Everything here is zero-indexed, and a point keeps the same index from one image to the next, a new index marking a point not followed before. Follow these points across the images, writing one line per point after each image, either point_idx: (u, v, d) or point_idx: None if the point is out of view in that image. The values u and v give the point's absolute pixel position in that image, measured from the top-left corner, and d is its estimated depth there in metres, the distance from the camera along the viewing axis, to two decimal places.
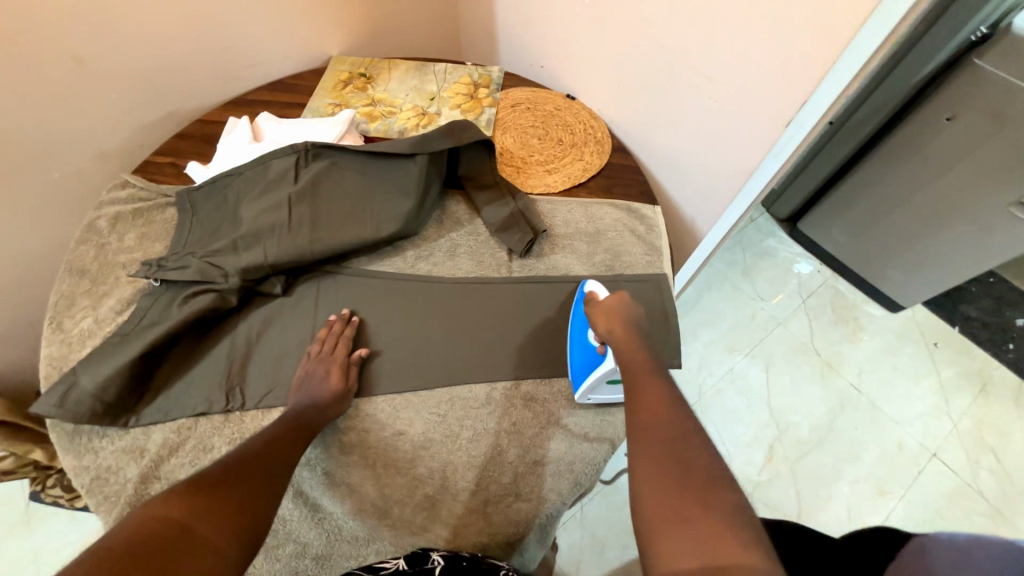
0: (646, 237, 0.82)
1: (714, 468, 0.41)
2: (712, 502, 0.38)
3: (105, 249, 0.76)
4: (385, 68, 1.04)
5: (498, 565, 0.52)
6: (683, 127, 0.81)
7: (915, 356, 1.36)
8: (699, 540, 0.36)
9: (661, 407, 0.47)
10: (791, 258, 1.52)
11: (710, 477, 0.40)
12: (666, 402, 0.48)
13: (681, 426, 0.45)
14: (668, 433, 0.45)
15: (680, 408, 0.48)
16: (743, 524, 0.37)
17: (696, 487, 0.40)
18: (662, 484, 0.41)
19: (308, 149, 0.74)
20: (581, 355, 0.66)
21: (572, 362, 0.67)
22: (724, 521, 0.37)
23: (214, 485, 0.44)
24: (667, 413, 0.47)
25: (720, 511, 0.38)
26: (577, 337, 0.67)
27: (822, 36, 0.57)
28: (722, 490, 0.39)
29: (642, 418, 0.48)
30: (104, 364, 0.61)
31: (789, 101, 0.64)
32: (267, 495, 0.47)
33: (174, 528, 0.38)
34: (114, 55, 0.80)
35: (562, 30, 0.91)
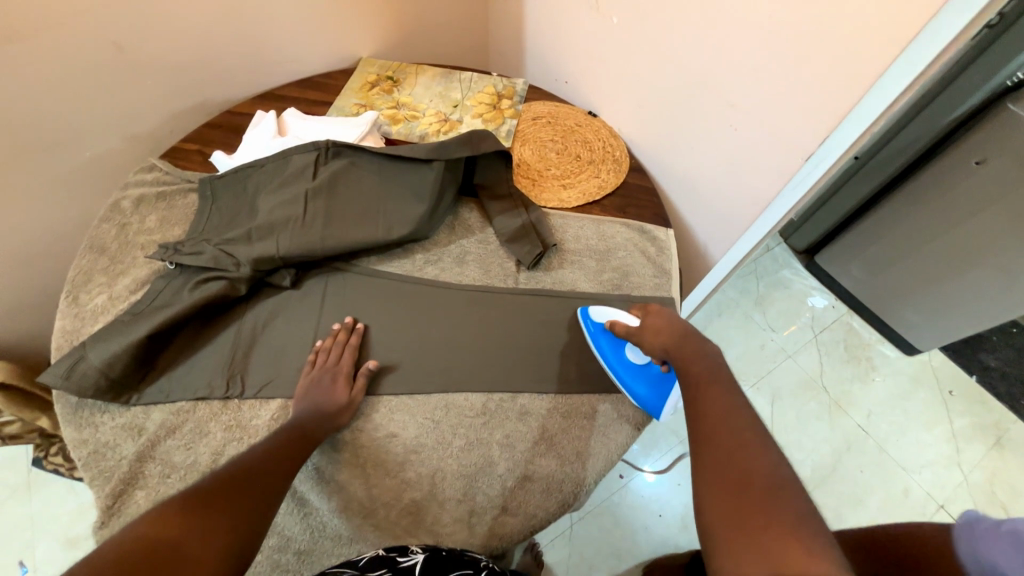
0: (657, 259, 0.82)
1: (773, 476, 0.43)
2: (771, 512, 0.39)
3: (127, 229, 0.79)
4: (412, 73, 1.06)
5: (476, 559, 0.54)
6: (702, 152, 0.81)
7: (928, 403, 1.32)
8: (762, 548, 0.37)
9: (718, 421, 0.49)
10: (804, 291, 1.49)
11: (770, 488, 0.41)
12: (724, 414, 0.49)
13: (740, 437, 0.47)
14: (727, 445, 0.46)
15: (736, 419, 0.49)
16: (809, 531, 0.37)
17: (756, 499, 0.41)
18: (723, 499, 0.42)
19: (329, 148, 0.76)
20: (648, 383, 0.66)
21: (637, 396, 0.67)
22: (786, 530, 0.37)
23: (211, 504, 0.44)
24: (729, 424, 0.48)
25: (780, 520, 0.38)
26: (626, 372, 0.67)
27: (851, 71, 0.56)
28: (786, 499, 0.40)
29: (702, 429, 0.49)
30: (112, 341, 0.62)
31: (813, 135, 0.63)
32: (261, 515, 0.47)
33: (155, 551, 0.38)
34: (154, 43, 0.83)
35: (590, 48, 0.92)
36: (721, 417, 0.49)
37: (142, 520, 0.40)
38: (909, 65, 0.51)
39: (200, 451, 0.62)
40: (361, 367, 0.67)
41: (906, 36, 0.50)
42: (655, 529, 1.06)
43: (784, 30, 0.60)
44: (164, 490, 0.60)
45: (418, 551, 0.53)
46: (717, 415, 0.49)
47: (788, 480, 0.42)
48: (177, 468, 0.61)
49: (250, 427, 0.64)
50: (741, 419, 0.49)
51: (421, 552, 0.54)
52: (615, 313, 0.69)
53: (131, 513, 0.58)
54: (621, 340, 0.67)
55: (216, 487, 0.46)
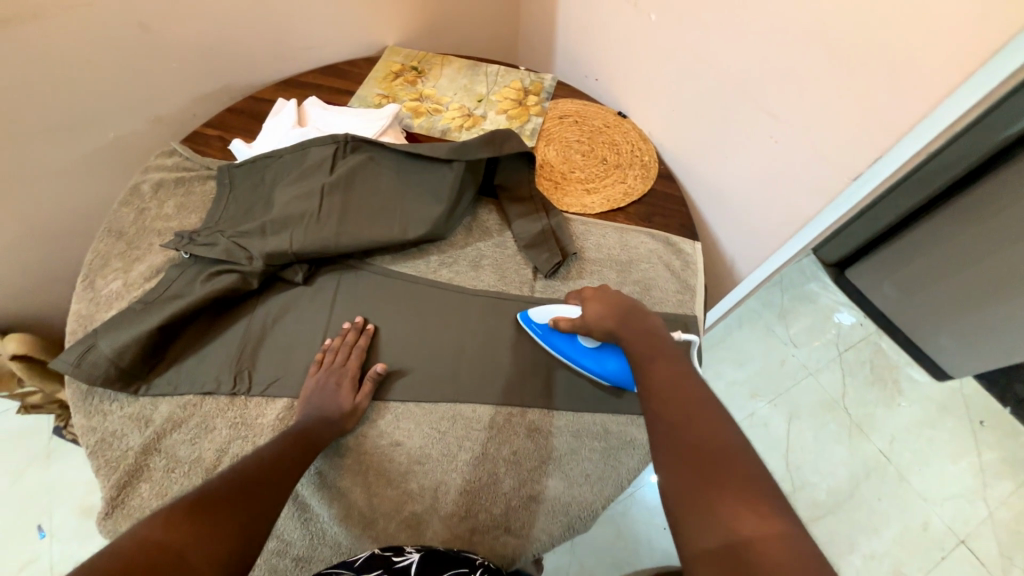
0: (681, 274, 0.78)
1: (725, 444, 0.44)
2: (725, 480, 0.41)
3: (145, 214, 0.78)
4: (437, 64, 1.03)
5: (472, 558, 0.53)
6: (737, 162, 0.76)
7: (956, 432, 1.26)
8: (724, 521, 0.38)
9: (667, 392, 0.49)
10: (832, 307, 1.43)
11: (723, 454, 0.43)
12: (673, 384, 0.50)
13: (691, 404, 0.47)
14: (679, 417, 0.46)
15: (685, 387, 0.49)
16: (764, 497, 0.39)
17: (713, 470, 0.41)
18: (680, 473, 0.42)
19: (348, 141, 0.74)
20: (612, 357, 0.65)
21: (608, 373, 0.66)
22: (743, 497, 0.39)
23: (215, 509, 0.44)
24: (677, 394, 0.49)
25: (736, 490, 0.40)
26: (585, 357, 0.66)
27: (913, 87, 0.51)
28: (741, 463, 0.42)
29: (653, 401, 0.49)
30: (123, 331, 0.62)
31: (862, 154, 0.58)
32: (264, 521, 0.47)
33: (164, 554, 0.38)
34: (178, 25, 0.82)
35: (623, 45, 0.87)
36: (673, 382, 0.50)
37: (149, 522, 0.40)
38: (980, 81, 0.47)
39: (204, 447, 0.62)
40: (368, 370, 0.66)
41: (987, 49, 0.45)
42: (660, 543, 1.03)
43: (840, 38, 0.55)
44: (168, 484, 0.60)
45: (414, 549, 0.53)
46: (667, 386, 0.50)
47: (737, 445, 0.43)
48: (181, 462, 0.61)
49: (256, 426, 0.63)
50: (689, 387, 0.49)
51: (417, 551, 0.53)
52: (556, 309, 0.68)
53: (135, 506, 0.58)
54: (570, 334, 0.67)
55: (217, 494, 0.46)
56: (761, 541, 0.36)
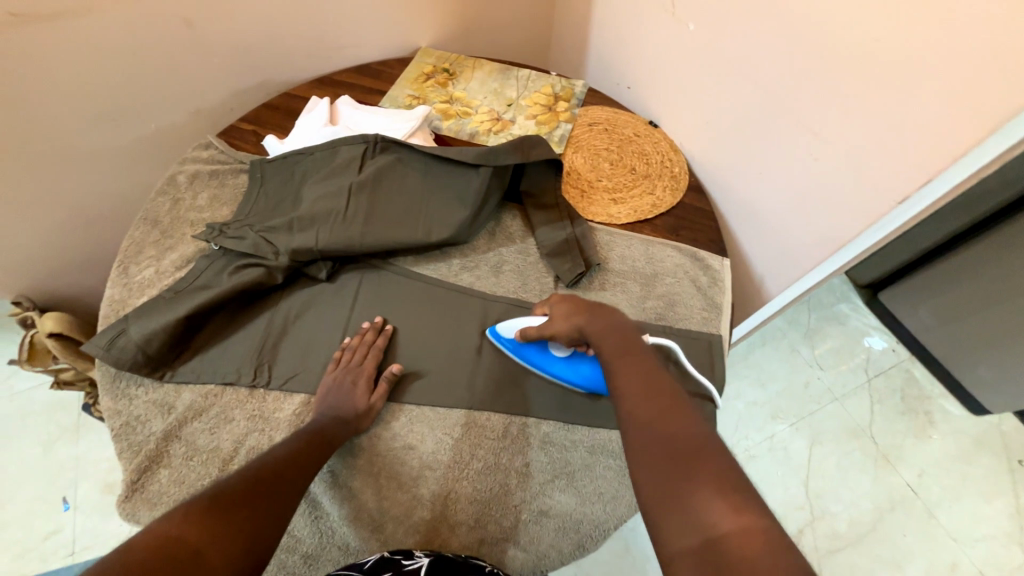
0: (708, 291, 0.76)
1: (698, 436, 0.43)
2: (700, 474, 0.39)
3: (179, 204, 0.81)
4: (469, 67, 1.03)
5: (480, 565, 0.53)
6: (770, 178, 0.74)
7: (991, 470, 1.19)
8: (698, 515, 0.37)
9: (638, 387, 0.48)
10: (863, 330, 1.37)
11: (698, 446, 0.41)
12: (642, 378, 0.49)
13: (661, 398, 0.46)
14: (651, 412, 0.45)
15: (655, 381, 0.48)
16: (739, 489, 0.38)
17: (684, 464, 0.40)
18: (655, 469, 0.41)
19: (377, 142, 0.75)
20: (584, 363, 0.63)
21: (580, 378, 0.64)
22: (718, 489, 0.38)
23: (232, 505, 0.45)
24: (649, 388, 0.47)
25: (712, 483, 0.39)
26: (556, 365, 0.64)
27: (973, 108, 0.48)
28: (715, 455, 0.41)
29: (624, 395, 0.48)
30: (152, 318, 0.64)
31: (910, 177, 0.55)
32: (279, 518, 0.48)
33: (180, 548, 0.39)
34: (220, 23, 0.84)
35: (658, 55, 0.86)
36: (644, 376, 0.49)
37: (167, 517, 0.41)
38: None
39: (222, 437, 0.63)
40: (384, 370, 0.66)
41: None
42: None
43: (892, 55, 0.53)
44: (185, 471, 0.61)
45: (424, 554, 0.53)
46: (637, 381, 0.48)
47: (710, 437, 0.42)
48: (200, 451, 0.62)
49: (273, 419, 0.64)
50: (660, 382, 0.48)
51: (426, 556, 0.53)
52: (521, 322, 0.65)
53: (154, 491, 0.60)
54: (538, 343, 0.64)
55: (235, 490, 0.47)
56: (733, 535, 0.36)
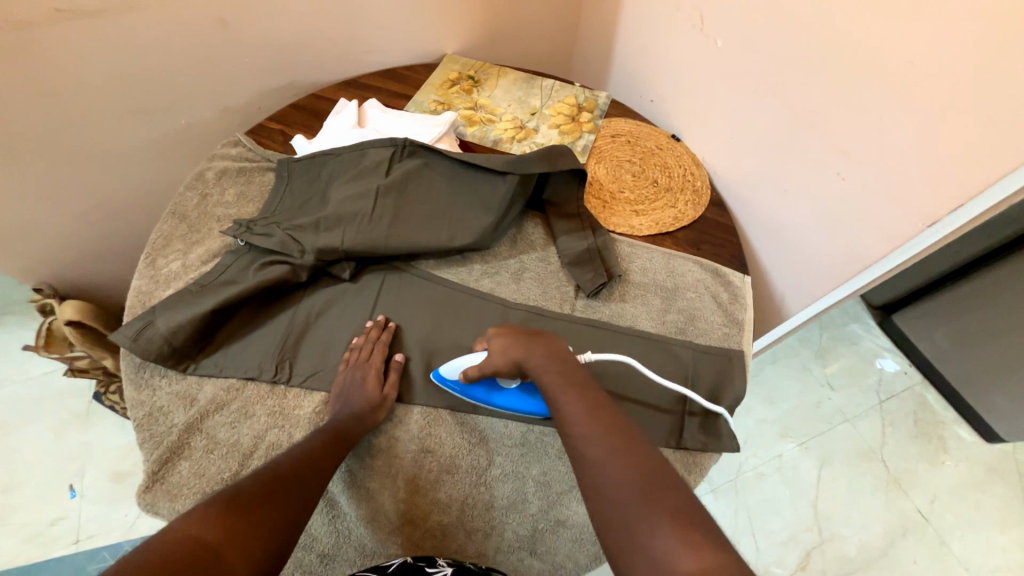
0: (728, 307, 0.76)
1: (652, 471, 0.43)
2: (659, 510, 0.40)
3: (207, 199, 0.82)
4: (493, 75, 1.04)
5: None
6: (794, 196, 0.74)
7: (1005, 499, 1.17)
8: (660, 559, 0.38)
9: (589, 424, 0.48)
10: (876, 351, 1.35)
11: (657, 482, 0.42)
12: (587, 417, 0.49)
13: (610, 436, 0.46)
14: (600, 453, 0.45)
15: (599, 418, 0.48)
16: (697, 524, 0.39)
17: (641, 504, 0.41)
18: (616, 510, 0.42)
19: (405, 146, 0.75)
20: (536, 390, 0.61)
21: (536, 408, 0.62)
22: (678, 525, 0.39)
23: (254, 505, 0.46)
24: (599, 424, 0.48)
25: (672, 519, 0.40)
26: (509, 398, 0.62)
27: (1005, 139, 0.49)
28: (673, 491, 0.42)
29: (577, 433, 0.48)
30: (179, 311, 0.65)
31: (938, 201, 0.56)
32: (299, 518, 0.49)
33: (200, 551, 0.40)
34: (255, 24, 0.86)
35: (684, 69, 0.87)
36: (592, 410, 0.49)
37: (189, 518, 0.42)
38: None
39: (243, 431, 0.63)
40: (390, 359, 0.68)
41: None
42: None
43: (926, 80, 0.53)
44: (205, 465, 0.61)
45: (446, 562, 0.53)
46: (585, 420, 0.48)
47: (663, 472, 0.43)
48: (220, 444, 0.62)
49: (293, 416, 0.64)
50: (608, 417, 0.49)
51: (449, 565, 0.53)
52: (463, 363, 0.62)
53: (174, 482, 0.60)
54: (484, 379, 0.62)
55: (257, 490, 0.47)
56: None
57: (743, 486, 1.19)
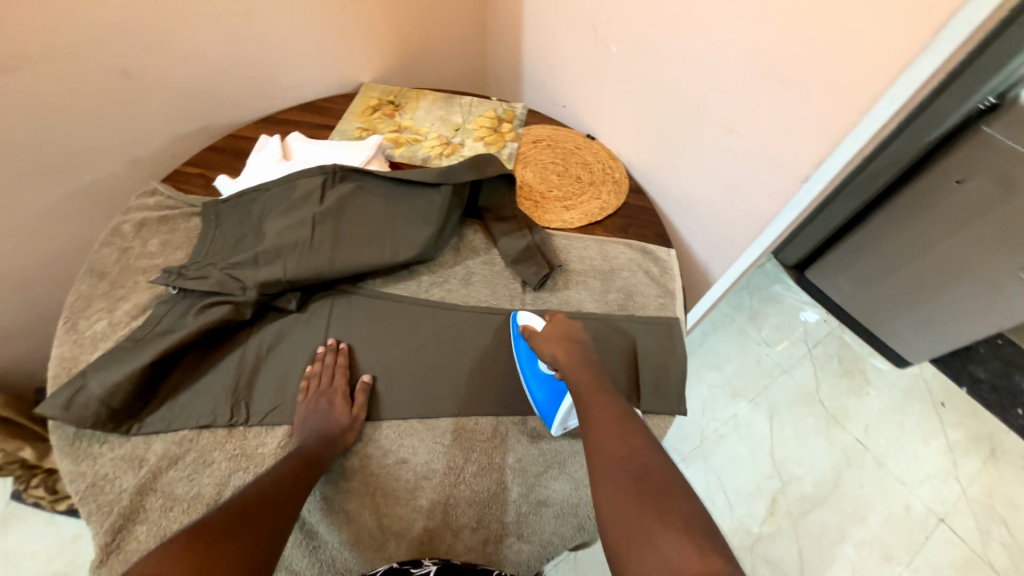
0: (660, 279, 0.83)
1: (666, 480, 0.48)
2: (667, 514, 0.44)
3: (128, 253, 0.78)
4: (413, 98, 1.08)
5: (487, 569, 0.55)
6: (699, 173, 0.83)
7: (922, 415, 1.34)
8: (662, 553, 0.41)
9: (612, 430, 0.54)
10: (797, 306, 1.52)
11: (666, 491, 0.46)
12: (613, 424, 0.55)
13: (630, 444, 0.52)
14: (621, 454, 0.51)
15: (624, 428, 0.54)
16: (703, 533, 0.42)
17: (653, 505, 0.45)
18: (623, 507, 0.46)
19: (336, 171, 0.77)
20: (548, 394, 0.67)
21: (535, 400, 0.68)
22: (683, 531, 0.42)
23: (223, 534, 0.44)
24: (621, 433, 0.53)
25: (677, 523, 0.43)
26: (532, 374, 0.69)
27: (844, 99, 0.58)
28: (683, 501, 0.45)
29: (598, 439, 0.54)
30: (114, 370, 0.61)
31: (809, 158, 0.65)
32: (273, 538, 0.47)
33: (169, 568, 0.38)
34: (159, 71, 0.83)
35: (589, 74, 0.95)
36: (614, 421, 0.55)
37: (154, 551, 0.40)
38: (906, 84, 0.53)
39: (203, 482, 0.60)
40: (356, 382, 0.68)
41: (906, 56, 0.51)
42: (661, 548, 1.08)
43: (777, 61, 0.63)
44: (165, 524, 0.58)
45: (431, 563, 0.54)
46: (610, 426, 0.55)
47: (678, 485, 0.47)
48: (179, 500, 0.59)
49: (257, 456, 0.62)
50: (631, 427, 0.54)
51: (434, 563, 0.54)
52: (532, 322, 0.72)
53: (132, 550, 0.56)
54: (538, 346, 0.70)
55: (225, 518, 0.46)
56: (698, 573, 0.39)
57: (706, 449, 1.28)
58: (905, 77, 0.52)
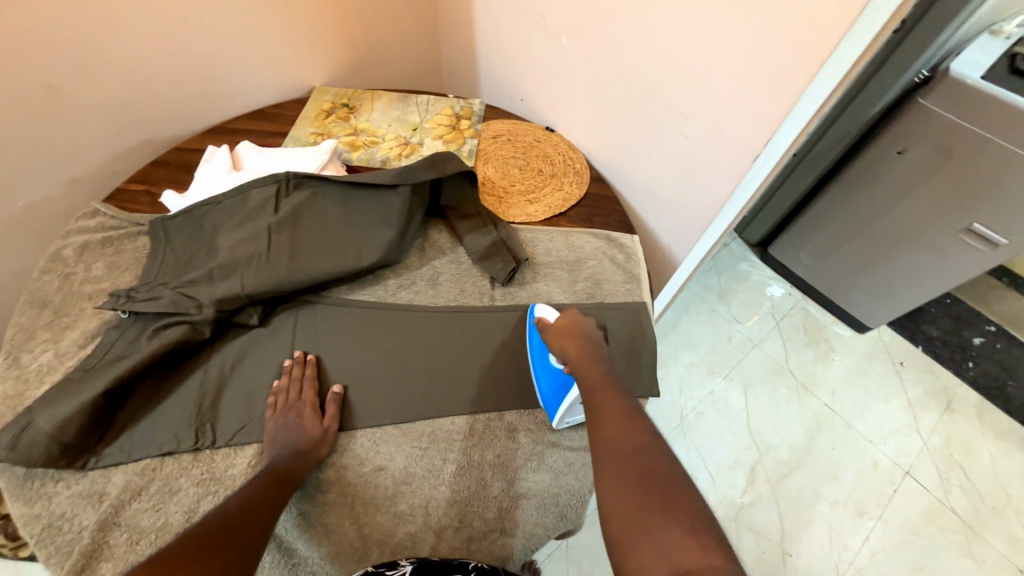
0: (626, 266, 0.84)
1: (672, 478, 0.48)
2: (670, 512, 0.44)
3: (71, 279, 0.73)
4: (367, 99, 1.05)
5: (465, 563, 0.57)
6: (657, 159, 0.84)
7: (883, 376, 1.41)
8: (665, 547, 0.42)
9: (620, 429, 0.54)
10: (763, 281, 1.57)
11: (670, 489, 0.47)
12: (621, 422, 0.55)
13: (637, 442, 0.52)
14: (628, 451, 0.51)
15: (633, 426, 0.55)
16: (705, 529, 0.43)
17: (657, 500, 0.46)
18: (627, 502, 0.47)
19: (289, 179, 0.74)
20: (555, 387, 0.68)
21: (541, 391, 0.69)
22: (686, 528, 0.43)
23: (186, 563, 0.42)
24: (628, 431, 0.54)
25: (679, 520, 0.43)
26: (541, 367, 0.70)
27: (783, 80, 0.60)
28: (687, 499, 0.46)
29: (606, 437, 0.55)
30: (62, 403, 0.58)
31: (757, 138, 0.67)
32: (242, 564, 0.45)
33: None
34: (90, 84, 0.79)
35: (543, 67, 0.95)
36: (621, 419, 0.56)
37: None
38: (840, 61, 0.54)
39: (170, 511, 0.58)
40: (326, 394, 0.67)
41: (835, 35, 0.52)
42: None
43: (719, 46, 0.64)
44: (132, 559, 0.55)
45: (405, 564, 0.55)
46: (618, 424, 0.55)
47: (683, 484, 0.47)
48: (145, 533, 0.56)
49: (226, 478, 0.60)
50: (638, 426, 0.55)
51: (409, 563, 0.55)
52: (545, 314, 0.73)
53: None
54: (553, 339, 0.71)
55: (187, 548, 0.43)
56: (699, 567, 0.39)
57: (686, 427, 1.31)
58: (839, 54, 0.53)
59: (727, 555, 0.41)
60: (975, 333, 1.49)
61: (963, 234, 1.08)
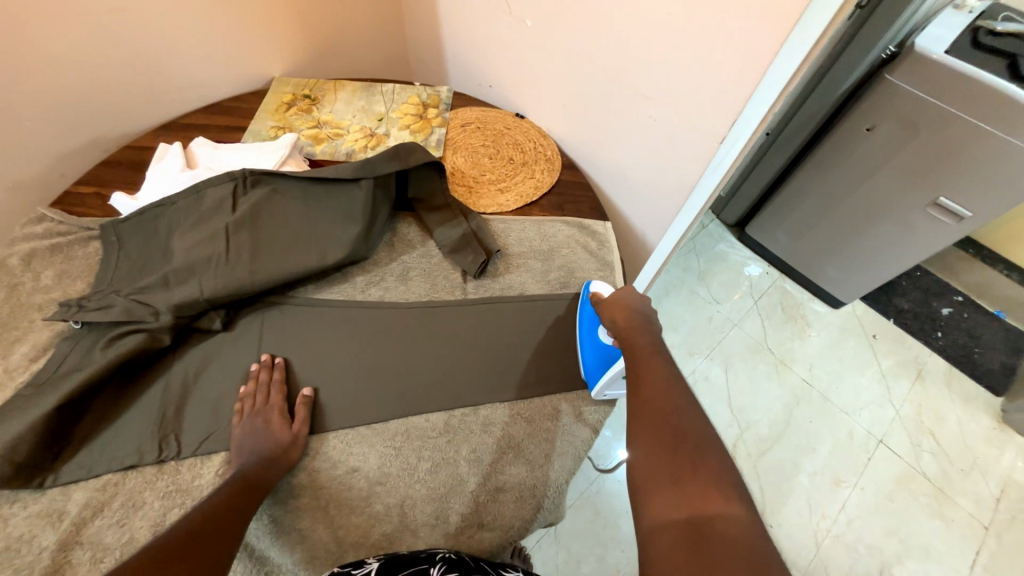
0: (599, 253, 0.84)
1: (704, 435, 0.47)
2: (698, 464, 0.44)
3: (18, 290, 0.69)
4: (330, 90, 1.01)
5: (433, 554, 0.55)
6: (627, 143, 0.83)
7: (858, 349, 1.44)
8: (689, 495, 0.42)
9: (657, 385, 0.53)
10: (741, 262, 1.59)
11: (699, 444, 0.46)
12: (662, 381, 0.54)
13: (675, 398, 0.51)
14: (665, 404, 0.50)
15: (675, 386, 0.53)
16: (730, 482, 0.43)
17: (687, 453, 0.45)
18: (654, 452, 0.46)
19: (246, 176, 0.71)
20: (599, 359, 0.69)
21: (584, 362, 0.71)
22: (712, 481, 0.42)
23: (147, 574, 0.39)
24: (665, 389, 0.53)
25: (706, 472, 0.43)
26: (589, 338, 0.71)
27: (748, 58, 0.59)
28: (713, 453, 0.45)
29: (643, 390, 0.54)
30: (13, 422, 0.55)
31: (725, 118, 0.66)
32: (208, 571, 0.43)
33: None
34: (26, 83, 0.74)
35: (510, 52, 0.92)
36: (662, 381, 0.54)
37: None
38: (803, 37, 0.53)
39: (136, 525, 0.56)
40: (296, 397, 0.65)
41: (796, 10, 0.51)
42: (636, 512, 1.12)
43: (683, 27, 0.63)
44: None
45: (373, 560, 0.54)
46: (661, 381, 0.54)
47: (714, 440, 0.47)
48: (110, 549, 0.55)
49: (193, 489, 0.59)
50: (676, 388, 0.53)
51: (376, 561, 0.54)
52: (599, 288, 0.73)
53: None
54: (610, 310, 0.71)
55: (155, 556, 0.41)
56: (720, 517, 0.40)
57: None
58: (802, 26, 0.52)
59: (747, 508, 0.41)
60: (944, 304, 1.54)
61: (931, 209, 1.10)
